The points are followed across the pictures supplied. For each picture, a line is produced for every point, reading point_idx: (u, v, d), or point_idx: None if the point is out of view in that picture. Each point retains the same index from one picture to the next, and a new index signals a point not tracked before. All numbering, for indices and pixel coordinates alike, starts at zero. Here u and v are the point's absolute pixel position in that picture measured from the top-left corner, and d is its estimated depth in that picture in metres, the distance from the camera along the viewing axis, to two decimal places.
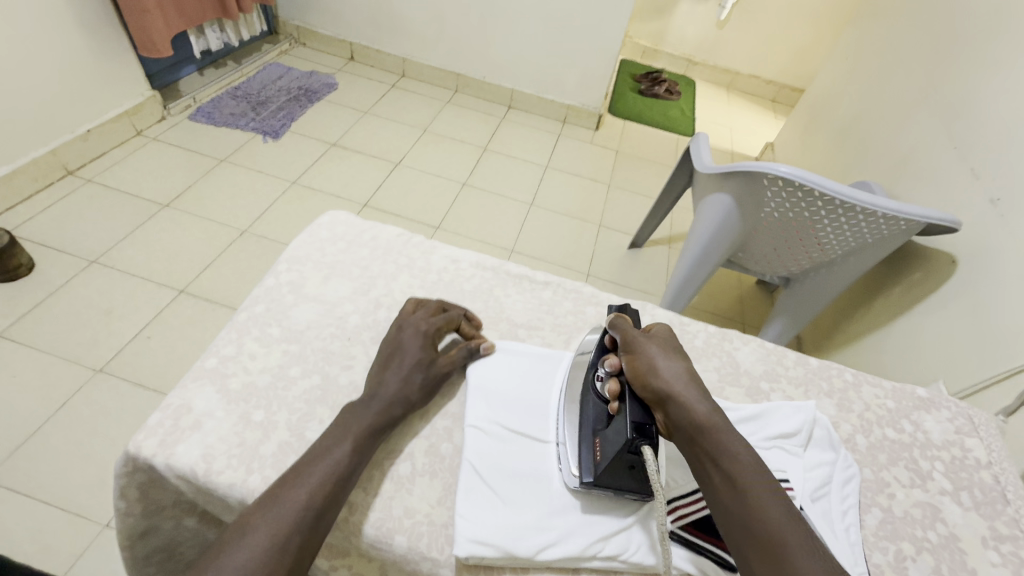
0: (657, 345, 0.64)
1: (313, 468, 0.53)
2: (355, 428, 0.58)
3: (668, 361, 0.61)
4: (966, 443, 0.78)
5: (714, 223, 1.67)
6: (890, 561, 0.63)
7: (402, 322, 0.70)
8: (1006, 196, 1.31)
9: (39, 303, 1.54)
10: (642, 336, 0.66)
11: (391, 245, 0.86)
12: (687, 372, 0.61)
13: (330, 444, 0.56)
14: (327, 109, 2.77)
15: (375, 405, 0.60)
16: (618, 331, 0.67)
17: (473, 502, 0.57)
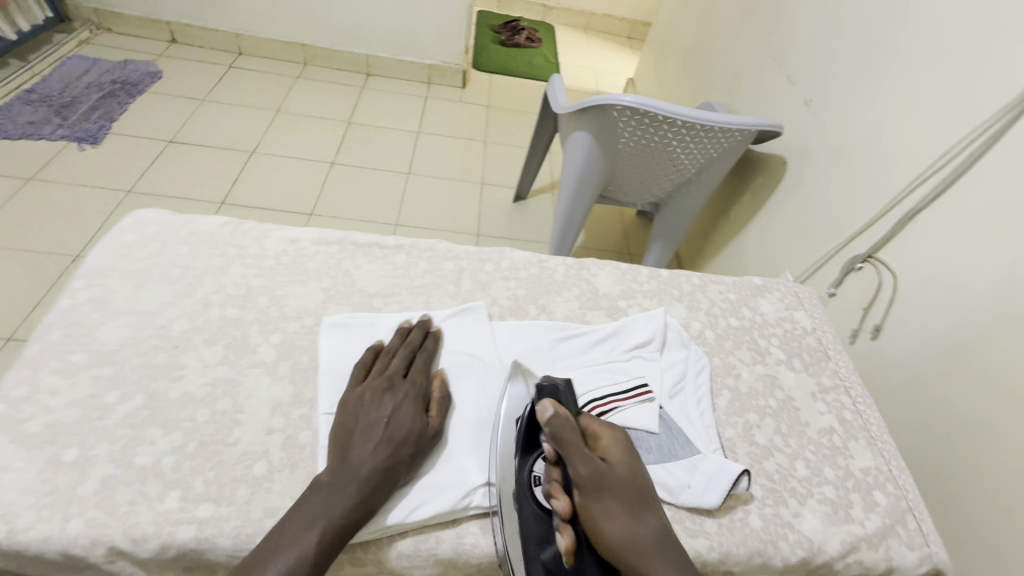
0: (614, 481, 0.56)
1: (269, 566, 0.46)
2: (315, 508, 0.51)
3: (628, 518, 0.53)
4: (795, 315, 0.88)
5: (579, 161, 1.71)
6: (740, 433, 0.71)
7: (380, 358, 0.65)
8: (816, 96, 1.47)
9: None
10: (597, 464, 0.57)
11: (215, 237, 0.77)
12: (648, 519, 0.54)
13: (295, 532, 0.49)
14: (154, 102, 2.42)
15: (345, 480, 0.53)
16: (566, 448, 0.57)
17: None
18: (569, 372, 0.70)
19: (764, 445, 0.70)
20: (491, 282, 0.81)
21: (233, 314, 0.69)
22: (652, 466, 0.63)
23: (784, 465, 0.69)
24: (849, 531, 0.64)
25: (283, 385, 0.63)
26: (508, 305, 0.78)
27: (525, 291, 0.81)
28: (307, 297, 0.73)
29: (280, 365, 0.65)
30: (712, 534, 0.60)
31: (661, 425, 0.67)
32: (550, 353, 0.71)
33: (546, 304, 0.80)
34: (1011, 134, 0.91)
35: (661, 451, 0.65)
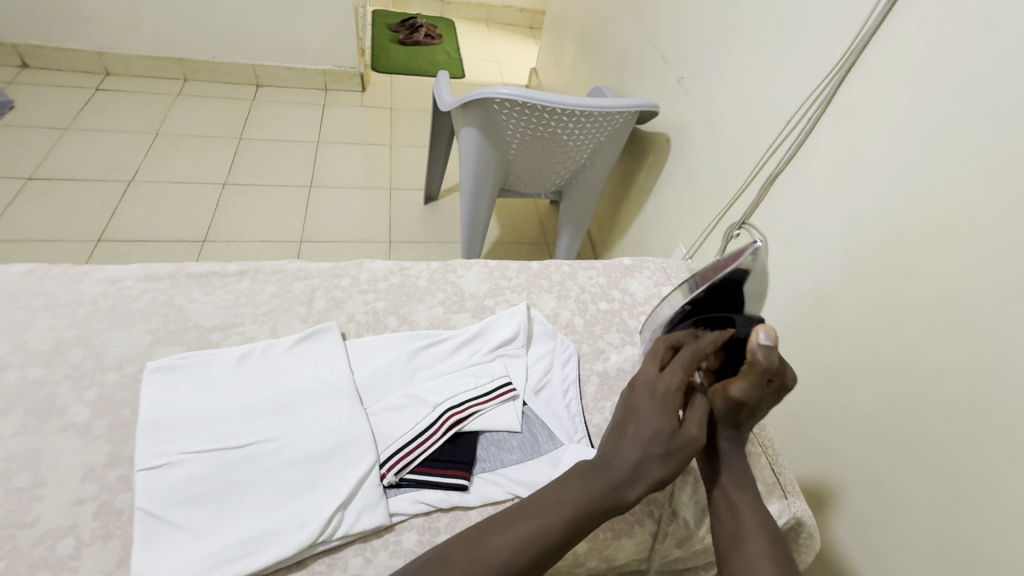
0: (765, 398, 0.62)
1: None
2: None
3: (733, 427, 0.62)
4: (663, 291, 0.90)
5: (472, 158, 1.68)
6: (607, 417, 0.71)
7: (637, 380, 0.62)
8: (686, 74, 1.52)
9: None
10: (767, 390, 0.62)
11: (17, 287, 0.68)
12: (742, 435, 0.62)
13: None
14: (5, 136, 2.17)
15: None
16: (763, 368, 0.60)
17: (178, 533, 0.51)
18: (427, 383, 0.68)
19: None
20: (348, 298, 0.77)
21: (37, 374, 0.61)
22: (514, 466, 0.63)
23: None
24: None
25: (98, 446, 0.57)
26: (365, 320, 0.74)
27: (385, 302, 0.78)
28: (130, 342, 0.66)
29: (94, 425, 0.58)
30: None
31: (524, 423, 0.67)
32: (406, 366, 0.69)
33: (408, 313, 0.77)
34: (838, 98, 0.93)
35: (524, 449, 0.64)
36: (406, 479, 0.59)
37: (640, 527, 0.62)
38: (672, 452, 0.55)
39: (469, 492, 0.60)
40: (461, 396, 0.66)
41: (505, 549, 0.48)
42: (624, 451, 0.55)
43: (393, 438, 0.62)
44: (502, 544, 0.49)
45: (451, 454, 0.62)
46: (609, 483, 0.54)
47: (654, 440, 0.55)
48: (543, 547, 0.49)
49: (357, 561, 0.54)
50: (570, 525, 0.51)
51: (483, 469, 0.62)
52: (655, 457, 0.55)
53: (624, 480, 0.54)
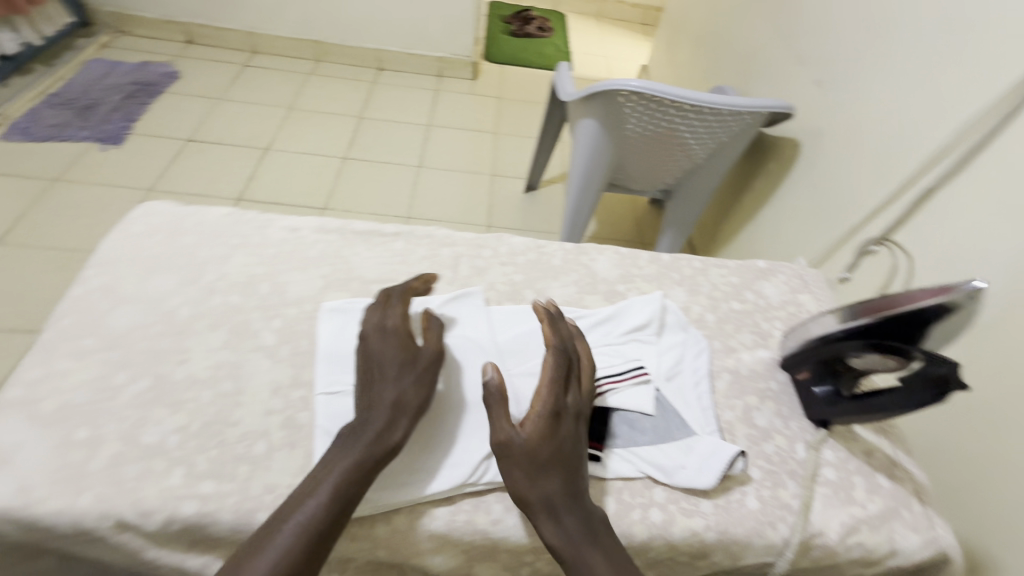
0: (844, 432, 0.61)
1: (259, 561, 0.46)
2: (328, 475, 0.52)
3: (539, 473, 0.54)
4: (799, 298, 0.87)
5: (586, 150, 1.70)
6: (738, 415, 0.70)
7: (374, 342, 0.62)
8: (828, 75, 1.42)
9: None
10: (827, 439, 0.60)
11: (219, 226, 0.79)
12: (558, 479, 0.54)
13: (296, 502, 0.50)
14: (171, 102, 2.48)
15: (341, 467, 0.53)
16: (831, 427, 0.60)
17: None
18: None
19: (763, 427, 0.69)
20: (489, 267, 0.82)
21: (235, 300, 0.71)
22: (646, 447, 0.64)
23: (785, 448, 0.68)
24: (848, 513, 0.62)
25: (282, 368, 0.65)
26: (505, 290, 0.78)
27: (523, 276, 0.81)
28: (307, 283, 0.74)
29: (280, 350, 0.67)
30: (708, 514, 0.60)
31: (657, 407, 0.67)
32: (543, 337, 0.72)
33: (543, 288, 0.80)
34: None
35: (656, 432, 0.65)
36: None
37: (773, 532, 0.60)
38: (421, 375, 0.60)
39: (601, 463, 0.62)
40: (597, 372, 0.68)
41: (317, 512, 0.49)
42: (383, 390, 0.58)
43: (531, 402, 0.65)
44: (311, 514, 0.49)
45: (584, 425, 0.64)
46: (363, 425, 0.55)
47: (408, 372, 0.59)
48: (348, 492, 0.51)
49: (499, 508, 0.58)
50: (361, 464, 0.53)
51: (615, 444, 0.64)
52: (410, 387, 0.59)
53: (386, 425, 0.56)
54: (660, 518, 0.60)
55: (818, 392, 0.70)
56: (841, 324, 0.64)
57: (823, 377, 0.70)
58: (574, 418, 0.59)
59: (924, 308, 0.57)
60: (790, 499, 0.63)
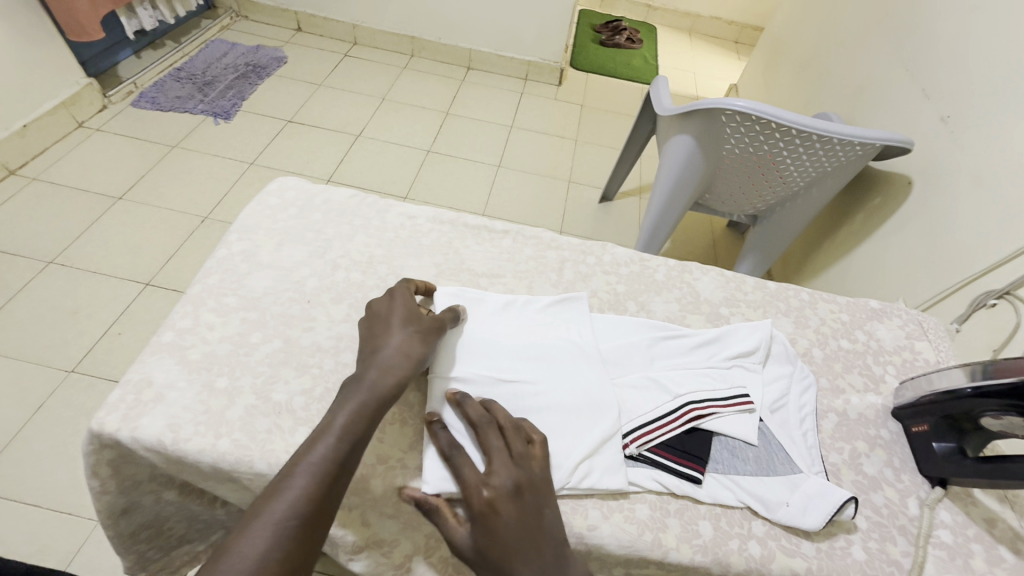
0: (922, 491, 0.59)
1: (291, 483, 0.49)
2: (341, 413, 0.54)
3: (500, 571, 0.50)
4: (916, 346, 0.82)
5: (678, 166, 1.67)
6: (845, 459, 0.67)
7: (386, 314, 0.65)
8: (956, 112, 1.33)
9: (19, 292, 1.53)
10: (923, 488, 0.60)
11: (344, 207, 0.84)
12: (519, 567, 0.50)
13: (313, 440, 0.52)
14: (277, 84, 2.66)
15: (362, 388, 0.57)
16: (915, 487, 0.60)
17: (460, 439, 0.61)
18: (666, 373, 0.69)
19: (871, 476, 0.66)
20: (592, 274, 0.82)
21: (357, 278, 0.75)
22: (747, 476, 0.62)
23: (895, 501, 0.64)
24: None
25: None
26: (607, 299, 0.79)
27: (626, 287, 0.81)
28: (421, 269, 0.78)
29: None
30: (811, 557, 0.58)
31: (760, 438, 0.65)
32: (647, 351, 0.71)
33: (645, 302, 0.80)
34: None
35: (758, 463, 0.63)
36: (643, 455, 0.62)
37: None
38: (423, 330, 0.63)
39: (700, 486, 0.61)
40: (701, 395, 0.67)
41: (324, 458, 0.51)
42: (386, 341, 0.62)
43: (632, 414, 0.65)
44: (321, 458, 0.51)
45: (684, 445, 0.63)
46: (358, 376, 0.58)
47: (415, 328, 0.63)
48: (352, 438, 0.53)
49: (596, 514, 0.59)
50: (356, 412, 0.55)
51: (715, 468, 0.63)
52: (412, 336, 0.62)
53: (385, 368, 0.59)
54: (759, 551, 0.58)
55: (937, 447, 0.66)
56: (971, 381, 0.61)
57: (945, 433, 0.65)
58: (519, 490, 0.54)
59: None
60: (898, 555, 0.60)
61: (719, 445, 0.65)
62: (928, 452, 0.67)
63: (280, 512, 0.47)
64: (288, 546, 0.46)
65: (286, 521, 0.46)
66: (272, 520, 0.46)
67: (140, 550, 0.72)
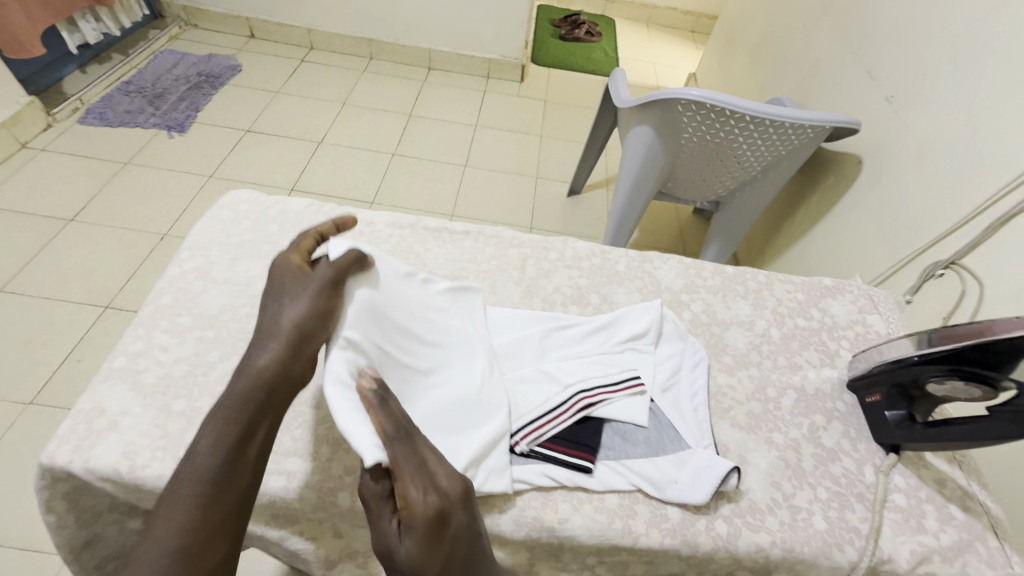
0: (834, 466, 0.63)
1: (180, 492, 0.47)
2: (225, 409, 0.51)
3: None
4: (868, 319, 0.85)
5: (639, 156, 1.69)
6: (804, 434, 0.69)
7: (281, 287, 0.60)
8: (900, 91, 1.38)
9: None
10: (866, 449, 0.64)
11: (300, 217, 0.83)
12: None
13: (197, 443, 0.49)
14: (233, 93, 2.59)
15: (244, 376, 0.53)
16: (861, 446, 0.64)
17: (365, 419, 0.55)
18: (556, 364, 0.69)
19: (830, 448, 0.68)
20: (554, 270, 0.83)
21: None
22: (638, 460, 0.62)
23: (853, 471, 0.67)
24: (920, 541, 0.61)
25: None
26: (570, 293, 0.80)
27: (588, 280, 0.82)
28: None
29: None
30: (775, 531, 0.60)
31: (651, 419, 0.66)
32: (538, 344, 0.71)
33: (607, 294, 0.81)
34: None
35: (649, 446, 0.64)
36: (534, 451, 0.62)
37: (841, 554, 0.59)
38: (315, 299, 0.57)
39: (592, 475, 0.61)
40: (591, 380, 0.67)
41: (207, 452, 0.49)
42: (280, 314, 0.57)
43: (522, 409, 0.65)
44: (206, 462, 0.48)
45: (575, 435, 0.63)
46: (245, 363, 0.55)
47: (311, 296, 0.58)
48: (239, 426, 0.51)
49: (566, 506, 0.59)
50: (240, 400, 0.52)
51: (606, 456, 0.63)
52: (303, 311, 0.57)
53: (265, 351, 0.55)
54: (726, 529, 0.60)
55: (890, 416, 0.69)
56: (918, 350, 0.63)
57: (896, 401, 0.68)
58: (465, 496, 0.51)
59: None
60: (858, 522, 0.62)
61: (610, 433, 0.64)
62: (882, 422, 0.69)
63: (170, 530, 0.45)
64: (175, 562, 0.43)
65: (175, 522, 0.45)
66: (160, 542, 0.44)
67: None
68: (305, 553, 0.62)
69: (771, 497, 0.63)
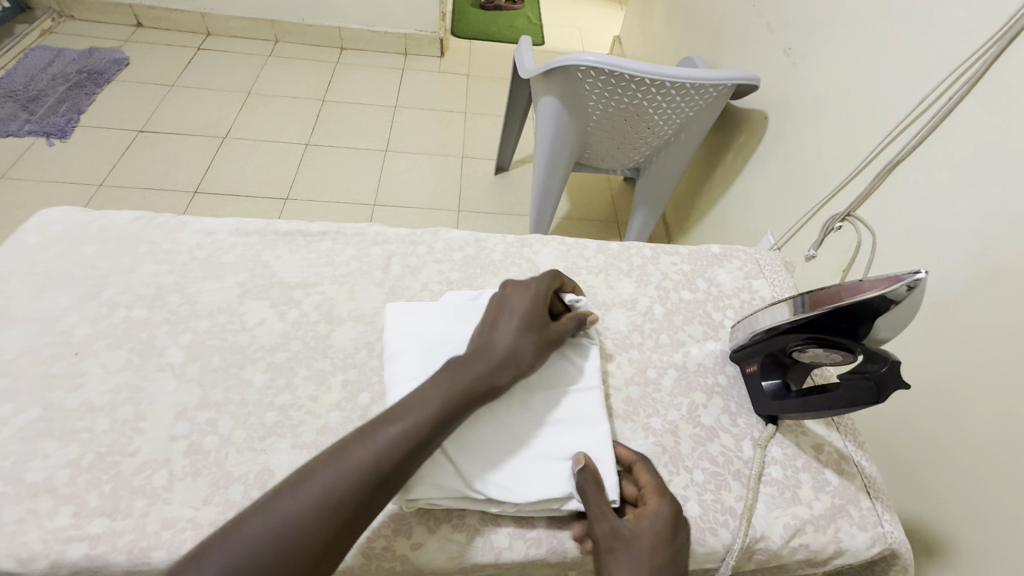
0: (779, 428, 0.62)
1: (308, 487, 0.44)
2: (418, 415, 0.50)
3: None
4: (753, 285, 0.83)
5: (550, 129, 1.62)
6: (684, 414, 0.67)
7: (511, 303, 0.63)
8: (796, 43, 1.36)
9: None
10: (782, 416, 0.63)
11: (126, 232, 0.73)
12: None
13: (363, 438, 0.48)
14: (120, 90, 2.35)
15: (456, 384, 0.54)
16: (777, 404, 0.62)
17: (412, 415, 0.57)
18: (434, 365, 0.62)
19: (709, 426, 0.66)
20: (423, 265, 0.76)
21: (140, 315, 0.65)
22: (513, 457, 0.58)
23: (732, 446, 0.65)
24: (795, 514, 0.60)
25: (190, 388, 0.60)
26: (439, 289, 0.73)
27: (460, 273, 0.76)
28: (222, 292, 0.69)
29: (187, 368, 0.62)
30: None
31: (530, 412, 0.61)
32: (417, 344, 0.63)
33: (481, 286, 0.75)
34: (992, 75, 0.82)
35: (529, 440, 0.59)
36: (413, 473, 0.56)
37: (715, 539, 0.57)
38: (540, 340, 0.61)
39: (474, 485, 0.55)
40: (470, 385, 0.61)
41: (359, 463, 0.46)
42: (503, 335, 0.60)
43: None
44: (359, 463, 0.46)
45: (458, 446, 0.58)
46: (465, 363, 0.56)
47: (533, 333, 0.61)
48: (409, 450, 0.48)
49: (422, 529, 0.54)
50: (430, 410, 0.51)
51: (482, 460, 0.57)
52: (528, 345, 0.60)
53: (493, 369, 0.56)
54: None
55: (766, 386, 0.66)
56: (791, 316, 0.60)
57: (771, 370, 0.66)
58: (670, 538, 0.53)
59: (876, 298, 0.53)
60: (733, 501, 0.60)
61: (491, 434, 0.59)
62: (758, 391, 0.67)
63: (284, 513, 0.43)
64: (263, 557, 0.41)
65: (272, 539, 0.42)
66: (273, 518, 0.43)
67: None
68: None
69: None
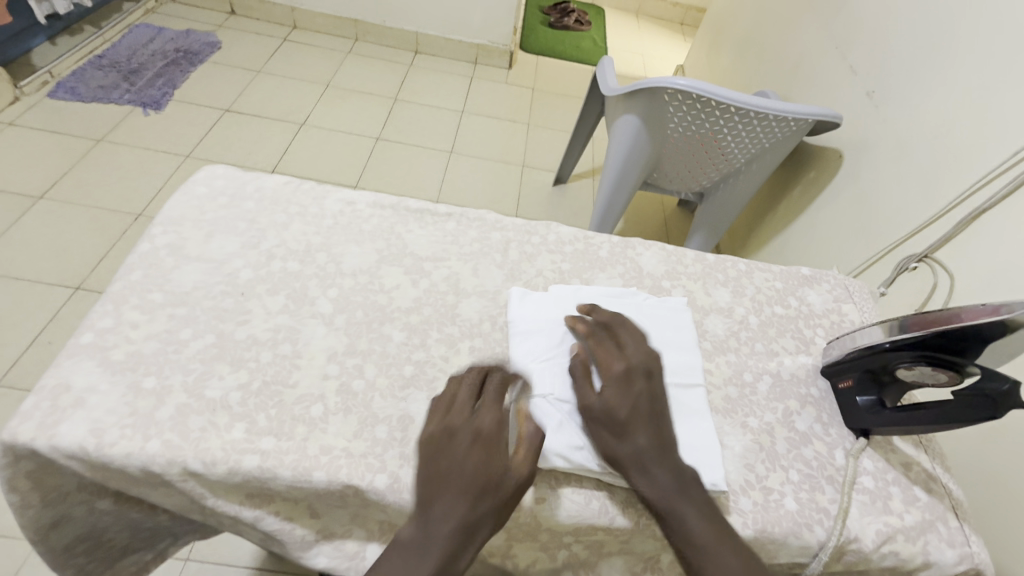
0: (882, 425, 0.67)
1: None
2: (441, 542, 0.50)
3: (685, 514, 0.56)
4: (843, 308, 0.86)
5: (625, 146, 1.68)
6: (779, 418, 0.71)
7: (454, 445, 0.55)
8: (879, 87, 1.40)
9: None
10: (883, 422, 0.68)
11: (278, 194, 0.81)
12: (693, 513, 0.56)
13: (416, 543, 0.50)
14: (212, 71, 2.51)
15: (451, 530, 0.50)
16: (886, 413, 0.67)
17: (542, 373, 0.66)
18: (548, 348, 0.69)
19: (803, 432, 0.70)
20: (537, 254, 0.83)
21: (293, 268, 0.73)
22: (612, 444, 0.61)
23: (824, 453, 0.68)
24: (886, 522, 0.63)
25: (339, 336, 0.67)
26: (553, 278, 0.79)
27: (570, 265, 0.82)
28: (362, 257, 0.76)
29: (336, 318, 0.69)
30: (748, 511, 0.61)
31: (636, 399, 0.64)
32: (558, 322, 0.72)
33: (590, 279, 0.81)
34: None
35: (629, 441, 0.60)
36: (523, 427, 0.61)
37: (808, 534, 0.61)
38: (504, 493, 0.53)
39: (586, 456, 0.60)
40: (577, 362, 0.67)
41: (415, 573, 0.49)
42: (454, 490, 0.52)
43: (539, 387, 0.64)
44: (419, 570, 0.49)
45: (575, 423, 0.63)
46: (448, 508, 0.51)
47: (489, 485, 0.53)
48: None
49: (543, 487, 0.59)
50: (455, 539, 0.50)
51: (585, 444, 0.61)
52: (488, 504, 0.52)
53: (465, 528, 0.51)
54: None
55: (861, 401, 0.70)
56: (890, 336, 0.63)
57: (867, 387, 0.69)
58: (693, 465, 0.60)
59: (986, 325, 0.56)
60: (827, 503, 0.64)
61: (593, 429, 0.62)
62: (852, 405, 0.71)
63: None
64: None
65: None
66: None
67: (78, 565, 0.69)
68: (281, 534, 0.60)
69: (745, 479, 0.64)
